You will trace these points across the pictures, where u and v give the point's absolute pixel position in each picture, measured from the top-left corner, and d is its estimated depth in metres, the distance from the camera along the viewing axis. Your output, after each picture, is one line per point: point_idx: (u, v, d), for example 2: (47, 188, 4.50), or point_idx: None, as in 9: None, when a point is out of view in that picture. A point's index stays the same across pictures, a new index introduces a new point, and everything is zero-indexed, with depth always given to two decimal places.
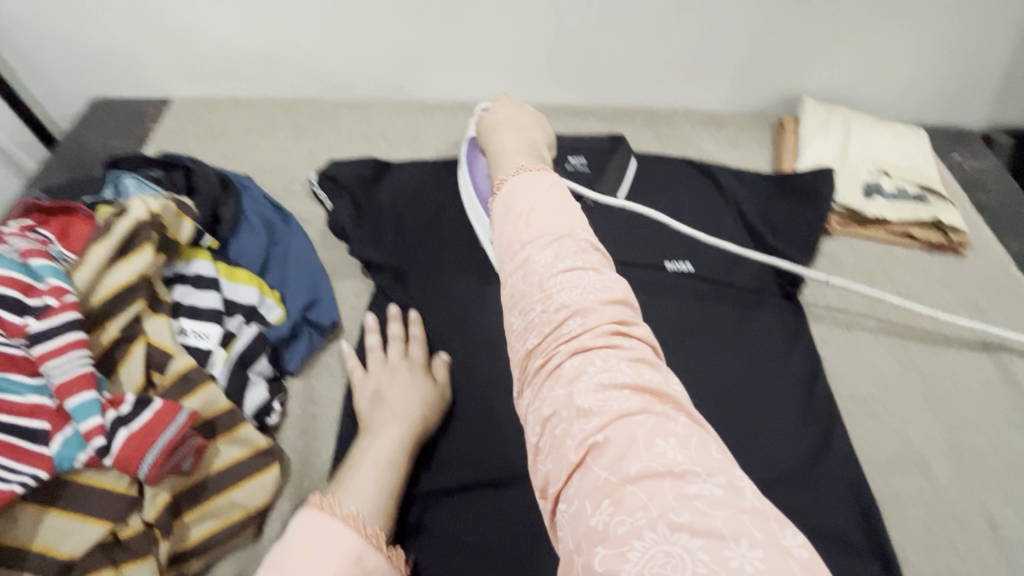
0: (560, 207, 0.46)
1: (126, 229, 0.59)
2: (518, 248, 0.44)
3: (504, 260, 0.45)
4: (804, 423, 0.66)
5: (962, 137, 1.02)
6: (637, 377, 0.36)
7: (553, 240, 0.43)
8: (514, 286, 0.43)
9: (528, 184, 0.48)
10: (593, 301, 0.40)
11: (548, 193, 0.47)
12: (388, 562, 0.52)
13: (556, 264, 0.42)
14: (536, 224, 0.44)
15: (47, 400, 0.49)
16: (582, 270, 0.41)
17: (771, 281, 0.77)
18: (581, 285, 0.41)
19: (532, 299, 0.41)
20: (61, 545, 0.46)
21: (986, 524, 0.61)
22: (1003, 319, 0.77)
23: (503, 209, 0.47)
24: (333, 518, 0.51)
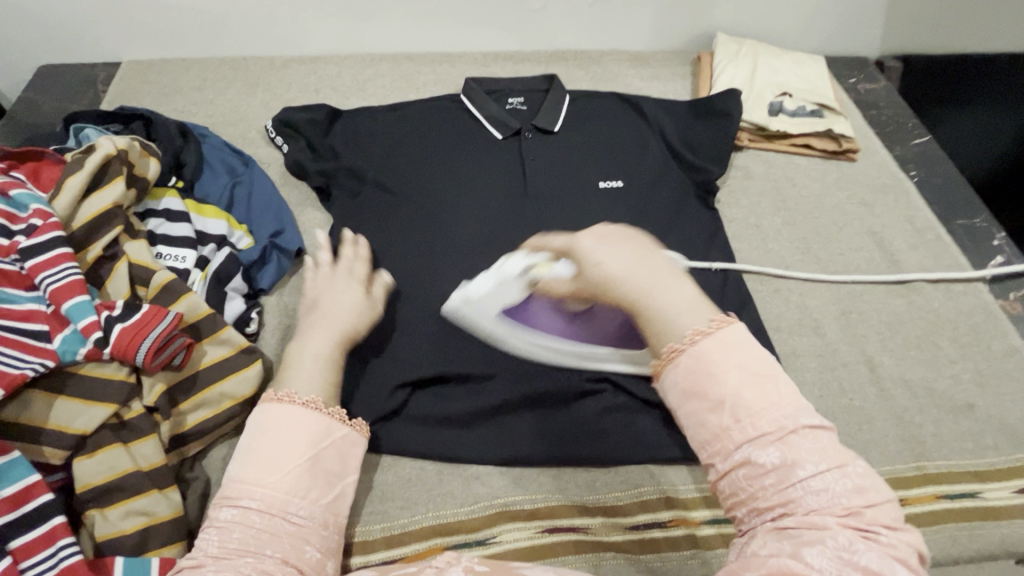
0: (773, 377, 0.39)
1: (96, 163, 0.64)
2: (726, 436, 0.37)
3: (709, 445, 0.38)
4: (721, 305, 0.77)
5: (859, 63, 1.15)
6: (883, 564, 0.32)
7: (778, 431, 0.36)
8: (729, 469, 0.37)
9: (726, 348, 0.39)
10: (839, 491, 0.35)
11: (751, 370, 0.38)
12: (355, 429, 0.54)
13: (791, 466, 0.35)
14: (747, 405, 0.37)
15: (44, 306, 0.55)
16: (814, 451, 0.36)
17: (689, 190, 0.88)
18: (818, 476, 0.35)
19: (763, 484, 0.36)
20: (73, 424, 0.52)
21: (866, 366, 0.74)
22: (886, 209, 0.90)
23: (692, 380, 0.39)
24: (292, 405, 0.50)
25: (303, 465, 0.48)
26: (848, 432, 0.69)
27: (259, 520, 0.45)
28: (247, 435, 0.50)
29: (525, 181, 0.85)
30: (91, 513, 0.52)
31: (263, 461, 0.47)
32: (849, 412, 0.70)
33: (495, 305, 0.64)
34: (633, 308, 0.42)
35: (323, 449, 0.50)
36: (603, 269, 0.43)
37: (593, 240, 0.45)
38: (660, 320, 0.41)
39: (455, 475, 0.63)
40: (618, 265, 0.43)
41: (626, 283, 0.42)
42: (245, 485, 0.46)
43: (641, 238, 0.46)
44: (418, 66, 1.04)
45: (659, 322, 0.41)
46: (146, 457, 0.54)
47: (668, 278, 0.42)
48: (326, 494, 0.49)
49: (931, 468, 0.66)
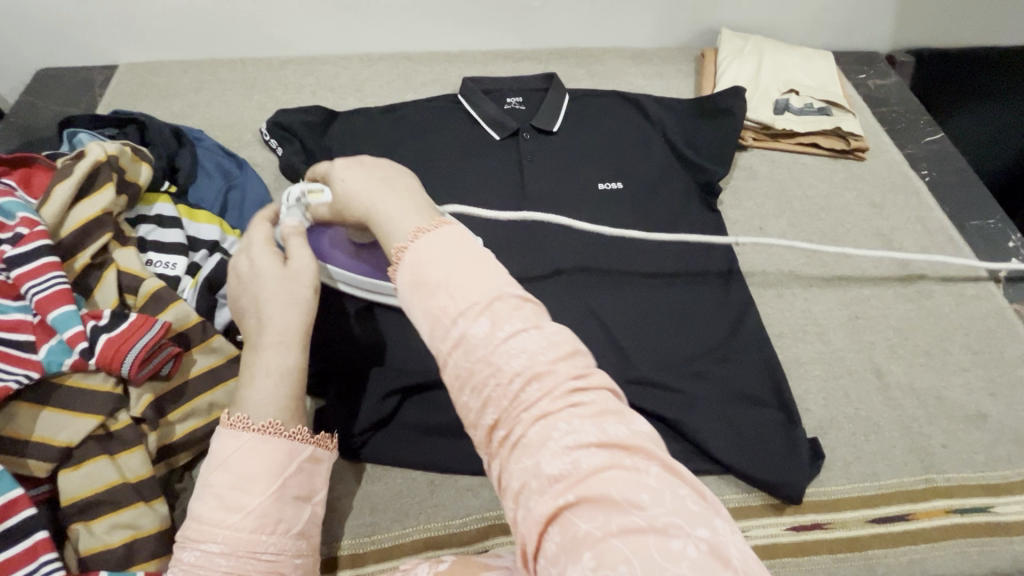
0: (480, 258, 0.40)
1: (86, 169, 0.63)
2: (446, 317, 0.38)
3: (433, 333, 0.39)
4: (722, 310, 0.75)
5: (869, 58, 1.11)
6: (602, 432, 0.33)
7: (482, 303, 0.38)
8: (452, 357, 0.38)
9: (438, 247, 0.41)
10: (544, 363, 0.36)
11: (460, 254, 0.40)
12: (320, 446, 0.52)
13: (494, 333, 0.37)
14: (456, 283, 0.39)
15: (30, 316, 0.54)
16: (514, 317, 0.37)
17: (690, 191, 0.86)
18: (521, 342, 0.36)
19: (480, 372, 0.36)
20: (58, 436, 0.52)
21: (873, 374, 0.71)
22: (896, 210, 0.87)
23: (415, 277, 0.40)
24: (249, 436, 0.48)
25: (268, 501, 0.47)
26: (853, 443, 0.66)
27: (226, 562, 0.44)
28: (203, 466, 0.48)
29: (522, 184, 0.83)
30: (76, 527, 0.51)
31: (222, 499, 0.46)
32: (855, 421, 0.68)
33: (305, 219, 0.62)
34: (372, 215, 0.48)
35: (289, 477, 0.49)
36: (348, 187, 0.51)
37: (347, 164, 0.53)
38: (386, 219, 0.46)
39: (447, 486, 0.62)
40: (359, 184, 0.50)
41: (362, 197, 0.49)
42: (207, 527, 0.45)
43: (392, 164, 0.53)
44: (416, 66, 1.03)
45: (387, 228, 0.46)
46: (132, 470, 0.54)
47: (396, 189, 0.49)
48: (296, 522, 0.49)
49: (940, 481, 0.64)
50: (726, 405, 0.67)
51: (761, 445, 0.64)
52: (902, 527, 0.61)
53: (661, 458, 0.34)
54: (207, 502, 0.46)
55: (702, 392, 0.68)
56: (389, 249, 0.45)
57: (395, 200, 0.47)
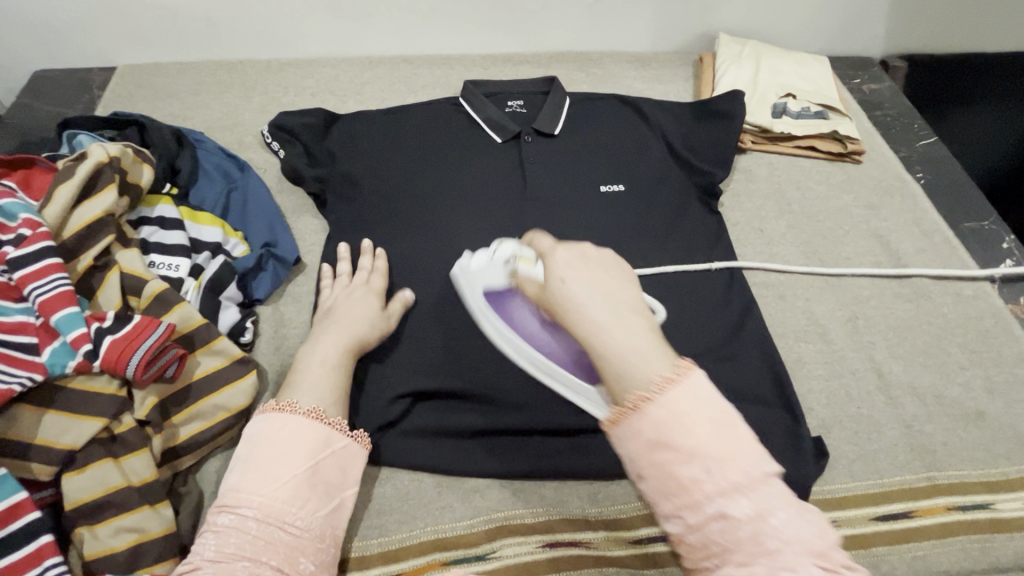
0: (728, 420, 0.40)
1: (88, 171, 0.63)
2: (695, 486, 0.38)
3: (676, 492, 0.39)
4: (724, 311, 0.75)
5: (863, 63, 1.13)
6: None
7: (743, 483, 0.38)
8: (689, 511, 0.39)
9: (683, 391, 0.40)
10: (787, 519, 0.37)
11: (714, 419, 0.40)
12: (355, 441, 0.58)
13: (762, 515, 0.37)
14: (714, 456, 0.38)
15: (33, 318, 0.53)
16: (775, 496, 0.38)
17: (691, 193, 0.87)
18: (780, 512, 0.37)
19: (725, 527, 0.38)
20: (61, 439, 0.51)
21: (874, 374, 0.72)
22: (892, 212, 0.88)
23: (658, 434, 0.40)
24: (293, 415, 0.55)
25: (302, 474, 0.52)
26: (856, 442, 0.67)
27: (256, 527, 0.48)
28: (245, 443, 0.54)
29: (525, 186, 0.84)
30: (81, 531, 0.51)
31: (263, 470, 0.51)
32: (856, 419, 0.69)
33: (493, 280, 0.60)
34: (602, 363, 0.42)
35: (322, 460, 0.54)
36: (567, 293, 0.44)
37: (569, 255, 0.46)
38: (614, 361, 0.42)
39: (455, 487, 0.62)
40: (590, 295, 0.43)
41: (582, 322, 0.43)
42: (243, 495, 0.50)
43: (618, 263, 0.47)
44: (416, 69, 1.03)
45: (617, 370, 0.41)
46: (137, 473, 0.53)
47: (625, 320, 0.43)
48: (322, 504, 0.53)
49: (941, 478, 0.65)
50: (731, 405, 0.68)
51: (766, 444, 0.64)
52: (905, 523, 0.62)
53: None
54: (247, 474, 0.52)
55: None
56: (615, 390, 0.42)
57: (625, 330, 0.42)
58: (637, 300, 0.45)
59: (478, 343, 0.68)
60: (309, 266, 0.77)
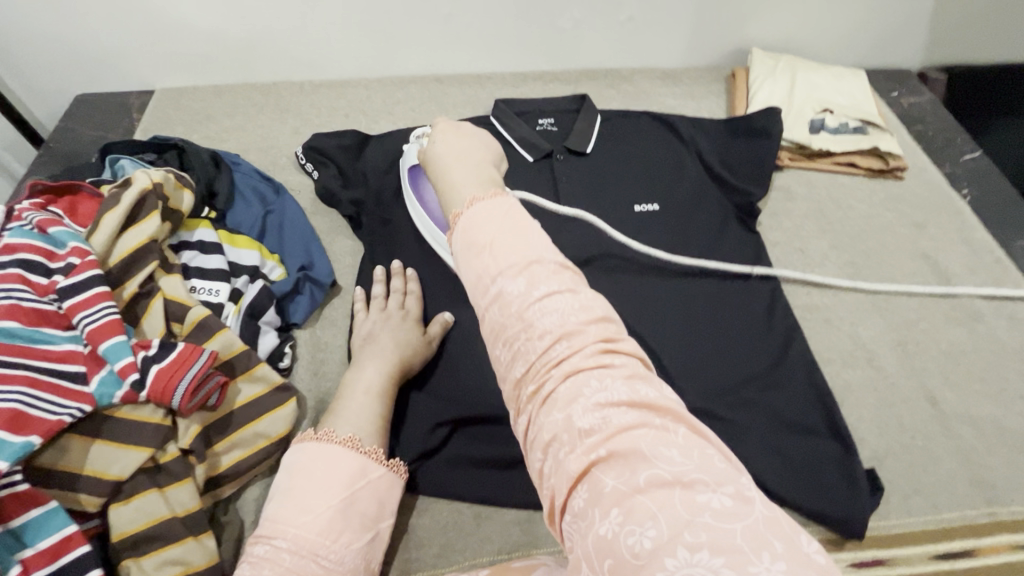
0: (524, 225, 0.40)
1: (133, 197, 0.63)
2: (487, 276, 0.38)
3: (475, 290, 0.39)
4: (767, 336, 0.73)
5: (900, 76, 1.10)
6: (634, 393, 0.33)
7: (523, 263, 0.38)
8: (489, 313, 0.38)
9: (489, 203, 0.41)
10: (577, 324, 0.35)
11: (507, 220, 0.40)
12: (390, 470, 0.58)
13: (534, 294, 0.36)
14: (501, 246, 0.38)
15: (81, 347, 0.54)
16: (557, 288, 0.37)
17: (728, 212, 0.85)
18: (560, 307, 0.36)
19: (513, 328, 0.36)
20: (109, 470, 0.51)
21: (927, 402, 0.69)
22: (940, 230, 0.85)
23: (465, 239, 0.40)
24: (332, 445, 0.55)
25: (337, 506, 0.52)
26: (910, 474, 0.64)
27: (289, 558, 0.48)
28: (284, 473, 0.54)
29: (559, 206, 0.83)
30: (128, 563, 0.50)
31: (298, 499, 0.51)
32: (911, 450, 0.66)
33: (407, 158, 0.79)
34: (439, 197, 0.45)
35: (357, 491, 0.54)
36: (425, 148, 0.49)
37: (442, 130, 0.49)
38: (448, 186, 0.45)
39: (495, 519, 0.60)
40: (445, 150, 0.47)
41: (430, 162, 0.48)
42: (279, 525, 0.50)
43: (478, 136, 0.50)
44: (447, 88, 1.03)
45: (446, 196, 0.44)
46: (181, 503, 0.53)
47: (460, 160, 0.46)
48: (356, 537, 0.52)
49: (1004, 514, 0.62)
50: (777, 433, 0.66)
51: (816, 477, 0.63)
52: (966, 563, 0.59)
53: (692, 424, 0.32)
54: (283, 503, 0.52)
55: (752, 420, 0.66)
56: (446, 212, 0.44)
57: (456, 161, 0.46)
58: (486, 151, 0.47)
59: None
60: (344, 289, 0.77)
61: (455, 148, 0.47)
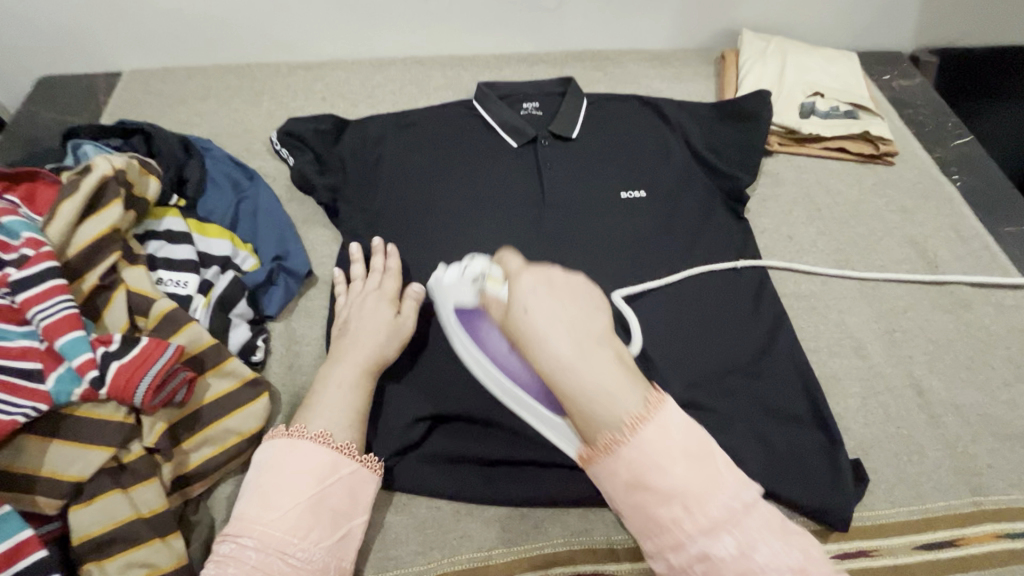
0: (687, 445, 0.44)
1: (93, 184, 0.60)
2: (675, 524, 0.43)
3: (658, 537, 0.44)
4: (754, 326, 0.72)
5: (891, 59, 1.08)
6: (806, 569, 0.41)
7: (703, 492, 0.43)
8: (671, 547, 0.43)
9: (645, 417, 0.45)
10: (737, 508, 0.43)
11: (675, 445, 0.44)
12: (363, 466, 0.56)
13: (723, 523, 0.42)
14: (682, 485, 0.43)
15: (37, 343, 0.51)
16: (735, 504, 0.43)
17: (716, 199, 0.83)
18: (740, 517, 0.42)
19: (698, 543, 0.42)
20: (68, 470, 0.49)
21: (913, 391, 0.69)
22: (929, 217, 0.84)
23: (632, 475, 0.44)
24: (302, 441, 0.54)
25: (306, 502, 0.51)
26: (896, 464, 0.64)
27: (254, 555, 0.48)
28: (257, 469, 0.54)
29: (544, 193, 0.80)
30: (90, 566, 0.49)
31: (266, 497, 0.51)
32: (897, 440, 0.65)
33: (461, 296, 0.60)
34: (574, 402, 0.47)
35: (328, 487, 0.53)
36: (529, 321, 0.49)
37: (534, 278, 0.51)
38: (594, 421, 0.46)
39: (474, 515, 0.59)
40: (555, 335, 0.48)
41: (555, 358, 0.47)
42: (246, 523, 0.50)
43: (581, 285, 0.51)
44: (428, 70, 1.00)
45: (588, 409, 0.46)
46: (147, 504, 0.51)
47: (593, 356, 0.47)
48: (327, 535, 0.51)
49: (988, 503, 0.61)
50: (763, 424, 0.65)
51: (801, 468, 0.62)
52: (950, 553, 0.59)
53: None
54: (253, 501, 0.52)
55: (738, 412, 0.65)
56: (589, 436, 0.46)
57: (586, 364, 0.47)
58: (599, 331, 0.49)
59: None
60: (320, 279, 0.75)
61: (571, 344, 0.47)
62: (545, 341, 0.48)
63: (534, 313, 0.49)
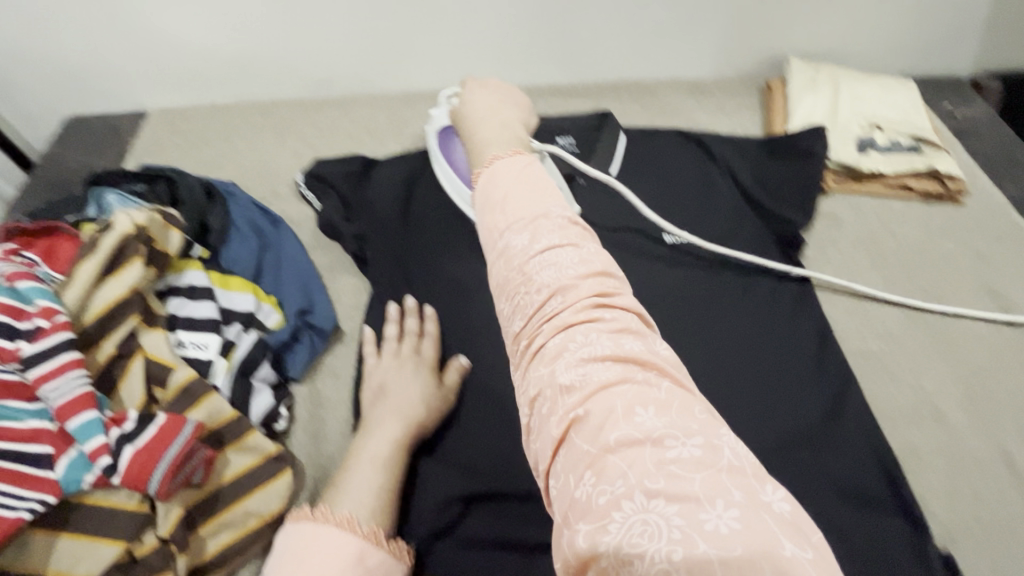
0: (540, 186, 0.46)
1: (113, 243, 0.57)
2: (497, 230, 0.44)
3: (487, 245, 0.45)
4: (820, 390, 0.65)
5: (951, 85, 1.01)
6: (617, 345, 0.36)
7: (529, 220, 0.43)
8: (496, 264, 0.44)
9: (504, 166, 0.48)
10: (572, 277, 0.40)
11: (521, 178, 0.47)
12: (391, 553, 0.50)
13: (533, 245, 0.42)
14: (510, 204, 0.45)
15: (48, 424, 0.47)
16: (561, 249, 0.41)
17: (769, 243, 0.77)
18: (558, 261, 0.41)
19: (515, 281, 0.42)
20: (75, 569, 0.46)
21: (1006, 468, 0.61)
22: (1007, 262, 0.77)
23: (485, 200, 0.47)
24: (326, 526, 0.49)
25: None
26: (991, 556, 0.56)
27: None
28: (272, 562, 0.48)
29: None
30: None
31: None
32: (989, 526, 0.58)
33: (438, 120, 0.74)
34: (474, 161, 0.53)
35: None
36: (463, 109, 0.60)
37: (478, 86, 0.62)
38: (482, 145, 0.54)
39: None
40: (475, 114, 0.58)
41: (472, 132, 0.57)
42: None
43: (515, 98, 0.63)
44: None
45: (478, 159, 0.53)
46: None
47: (496, 133, 0.54)
48: None
49: None
50: (836, 506, 0.58)
51: (884, 562, 0.55)
52: None
53: (677, 378, 0.36)
54: None
55: (807, 491, 0.58)
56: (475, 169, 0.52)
57: (490, 137, 0.54)
58: (515, 142, 0.53)
59: None
60: (348, 334, 0.70)
61: (491, 130, 0.55)
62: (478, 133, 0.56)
63: (472, 104, 0.60)
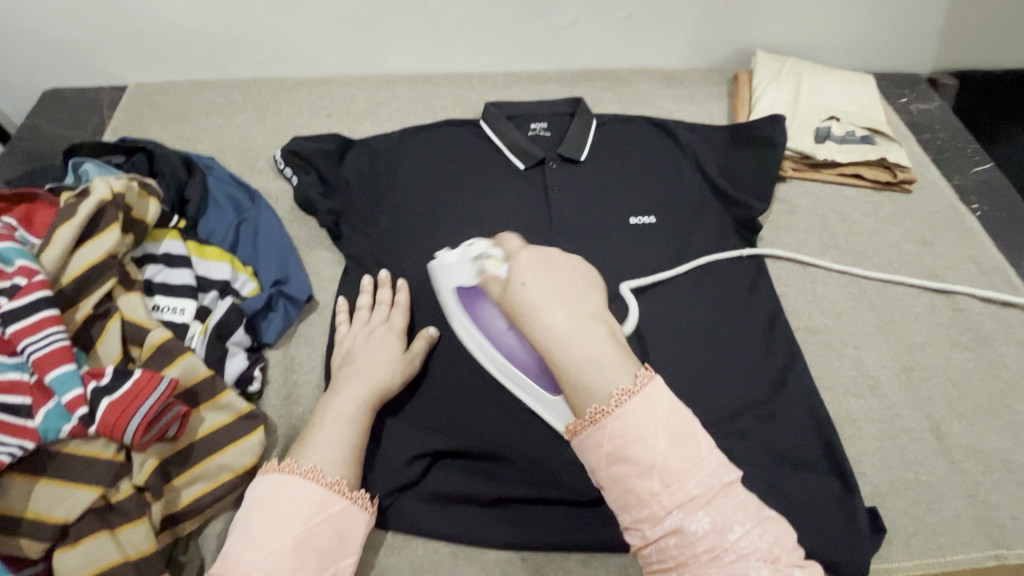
0: (683, 421, 0.43)
1: (90, 208, 0.59)
2: (656, 504, 0.40)
3: (635, 511, 0.41)
4: (767, 362, 0.70)
5: (909, 80, 1.06)
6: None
7: (693, 496, 0.40)
8: (658, 541, 0.40)
9: (640, 396, 0.42)
10: (740, 529, 0.40)
11: (667, 424, 0.42)
12: (355, 503, 0.53)
13: (715, 528, 0.40)
14: (671, 471, 0.41)
15: (26, 375, 0.50)
16: (732, 502, 0.41)
17: (728, 226, 0.81)
18: (733, 516, 0.40)
19: (678, 544, 0.40)
20: (54, 512, 0.48)
21: (932, 435, 0.66)
22: (949, 248, 0.82)
23: (616, 450, 0.42)
24: (291, 477, 0.52)
25: (290, 543, 0.48)
26: (913, 513, 0.62)
27: None
28: (244, 508, 0.51)
29: (551, 218, 0.78)
30: None
31: (250, 536, 0.48)
32: (914, 487, 0.63)
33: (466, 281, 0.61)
34: (571, 377, 0.44)
35: (315, 527, 0.50)
36: (528, 298, 0.47)
37: (533, 258, 0.51)
38: (584, 372, 0.44)
39: (474, 559, 0.58)
40: (540, 298, 0.47)
41: (551, 332, 0.45)
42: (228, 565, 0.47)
43: (585, 274, 0.50)
44: (436, 88, 0.98)
45: (579, 375, 0.44)
46: (134, 545, 0.49)
47: (591, 333, 0.45)
48: None
49: (1010, 557, 0.59)
50: (774, 467, 0.63)
51: (814, 516, 0.59)
52: None
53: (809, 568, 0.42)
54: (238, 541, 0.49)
55: (748, 453, 0.63)
56: (580, 398, 0.44)
57: (595, 345, 0.45)
58: (623, 355, 0.45)
59: (501, 398, 0.63)
60: (321, 304, 0.73)
61: (592, 344, 0.45)
62: (567, 350, 0.45)
63: (532, 293, 0.47)
